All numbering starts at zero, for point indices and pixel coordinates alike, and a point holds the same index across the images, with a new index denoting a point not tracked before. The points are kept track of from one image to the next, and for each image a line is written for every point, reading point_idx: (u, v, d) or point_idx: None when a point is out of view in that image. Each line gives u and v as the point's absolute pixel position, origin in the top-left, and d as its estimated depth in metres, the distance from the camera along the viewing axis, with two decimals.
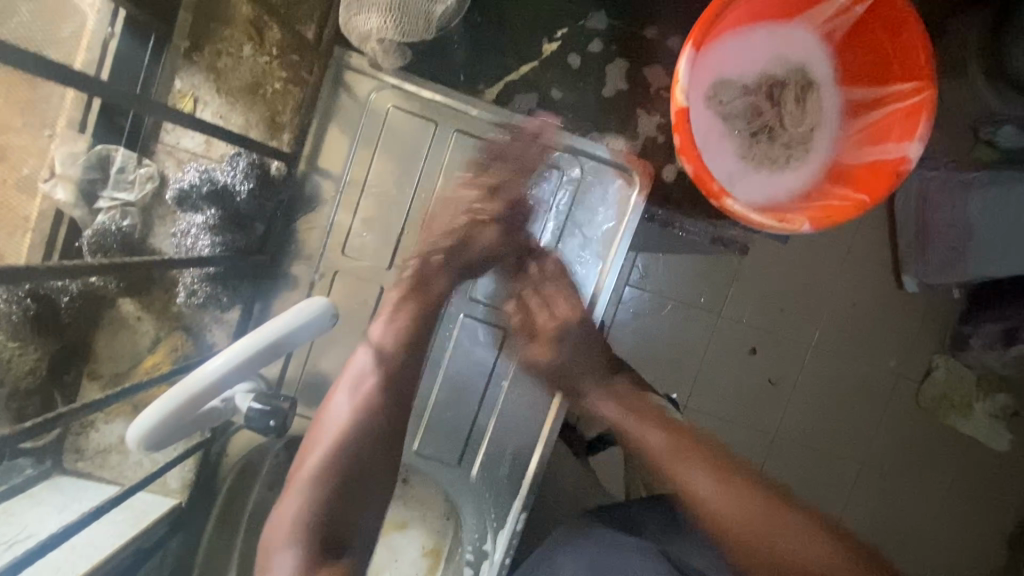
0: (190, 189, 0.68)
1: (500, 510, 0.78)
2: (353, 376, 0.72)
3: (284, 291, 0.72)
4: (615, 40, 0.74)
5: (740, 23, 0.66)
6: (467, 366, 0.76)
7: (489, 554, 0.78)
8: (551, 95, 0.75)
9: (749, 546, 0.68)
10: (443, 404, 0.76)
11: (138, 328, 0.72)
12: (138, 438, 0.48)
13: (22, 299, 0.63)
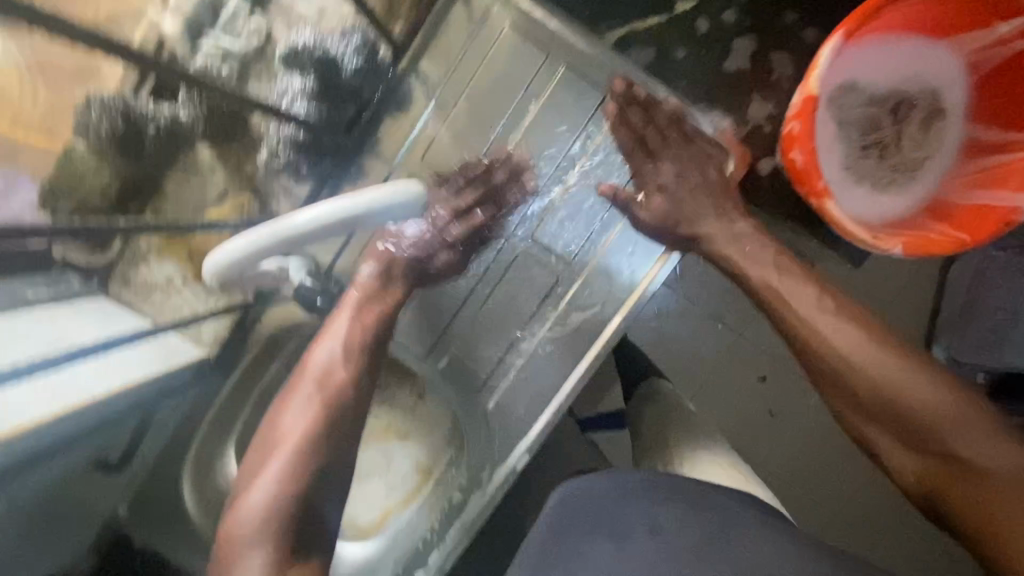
0: (303, 49, 0.68)
1: (502, 449, 0.78)
2: (318, 366, 0.67)
3: (356, 179, 0.74)
4: (752, 15, 0.71)
5: (886, 27, 0.63)
6: (506, 302, 0.77)
7: (482, 484, 0.78)
8: (671, 55, 0.72)
9: (883, 418, 0.64)
10: (476, 329, 0.78)
11: (210, 178, 0.73)
12: (214, 269, 0.49)
13: (112, 113, 0.64)
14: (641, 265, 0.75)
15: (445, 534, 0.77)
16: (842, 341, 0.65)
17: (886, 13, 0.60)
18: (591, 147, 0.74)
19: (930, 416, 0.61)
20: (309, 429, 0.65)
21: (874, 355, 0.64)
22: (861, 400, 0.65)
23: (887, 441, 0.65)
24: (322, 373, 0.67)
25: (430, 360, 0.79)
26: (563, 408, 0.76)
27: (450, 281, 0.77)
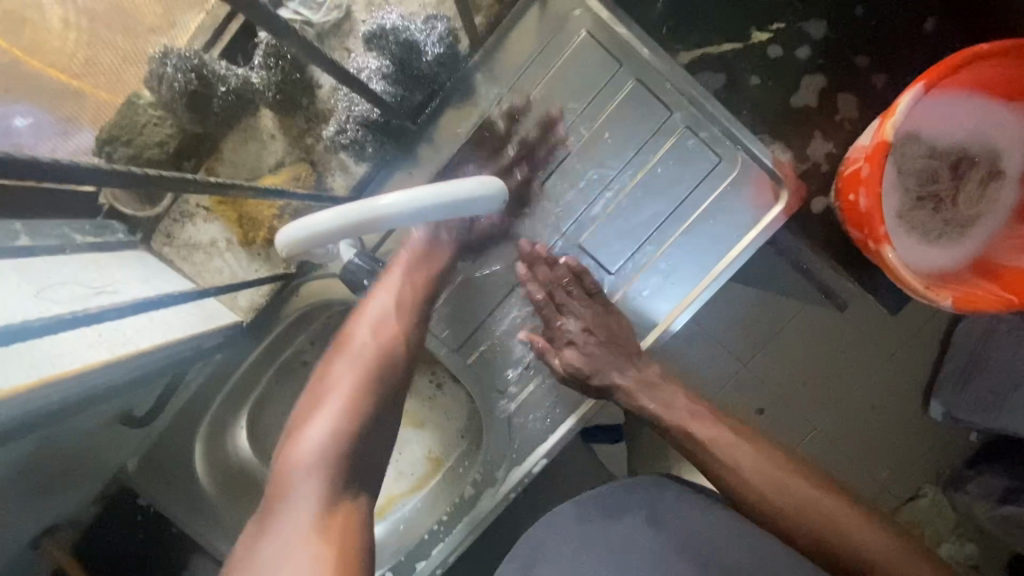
0: (388, 30, 0.69)
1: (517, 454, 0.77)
2: (374, 316, 0.67)
3: (407, 168, 0.71)
4: (825, 54, 0.72)
5: (964, 84, 0.64)
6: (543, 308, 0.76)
7: (497, 482, 0.77)
8: (740, 83, 0.73)
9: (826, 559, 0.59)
10: (506, 334, 0.76)
11: (269, 145, 0.72)
12: (295, 237, 0.50)
13: (187, 71, 0.65)
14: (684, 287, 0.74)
15: (452, 529, 0.77)
16: (808, 495, 0.61)
17: (965, 71, 0.61)
18: (652, 164, 0.72)
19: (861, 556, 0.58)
20: (360, 377, 0.62)
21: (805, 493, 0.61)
22: (813, 540, 0.60)
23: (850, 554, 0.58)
24: (381, 317, 0.67)
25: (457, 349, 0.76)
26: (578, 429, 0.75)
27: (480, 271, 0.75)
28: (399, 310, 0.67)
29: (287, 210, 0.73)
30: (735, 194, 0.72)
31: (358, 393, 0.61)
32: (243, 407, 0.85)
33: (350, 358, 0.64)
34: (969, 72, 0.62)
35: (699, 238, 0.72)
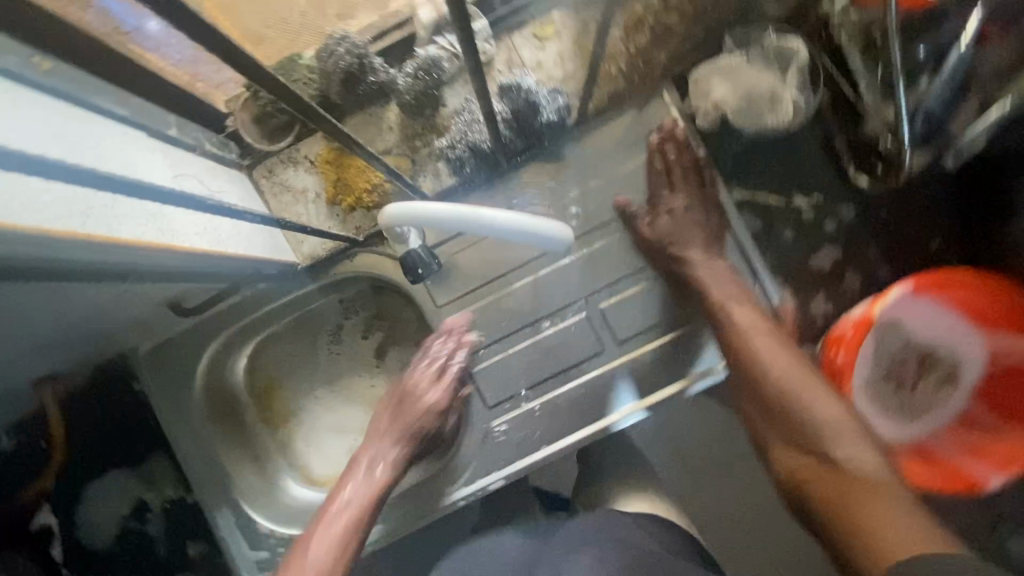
0: (518, 87, 0.82)
1: (474, 471, 0.83)
2: (351, 505, 0.76)
3: (487, 193, 0.84)
4: (851, 233, 0.85)
5: (955, 305, 0.76)
6: (539, 353, 0.84)
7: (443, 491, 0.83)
8: (775, 230, 0.87)
9: (789, 435, 0.66)
10: (508, 362, 0.84)
11: (386, 133, 0.85)
12: (398, 210, 0.64)
13: (353, 57, 0.80)
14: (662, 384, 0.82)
15: (391, 517, 0.84)
16: (824, 410, 0.65)
17: (947, 288, 0.75)
18: None
19: (823, 437, 0.63)
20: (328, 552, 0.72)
21: (814, 405, 0.65)
22: (801, 436, 0.65)
23: (786, 455, 0.65)
24: (330, 538, 0.73)
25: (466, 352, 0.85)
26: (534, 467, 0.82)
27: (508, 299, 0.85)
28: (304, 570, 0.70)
29: (379, 189, 0.86)
30: None
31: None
32: (257, 339, 0.94)
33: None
34: (959, 294, 0.75)
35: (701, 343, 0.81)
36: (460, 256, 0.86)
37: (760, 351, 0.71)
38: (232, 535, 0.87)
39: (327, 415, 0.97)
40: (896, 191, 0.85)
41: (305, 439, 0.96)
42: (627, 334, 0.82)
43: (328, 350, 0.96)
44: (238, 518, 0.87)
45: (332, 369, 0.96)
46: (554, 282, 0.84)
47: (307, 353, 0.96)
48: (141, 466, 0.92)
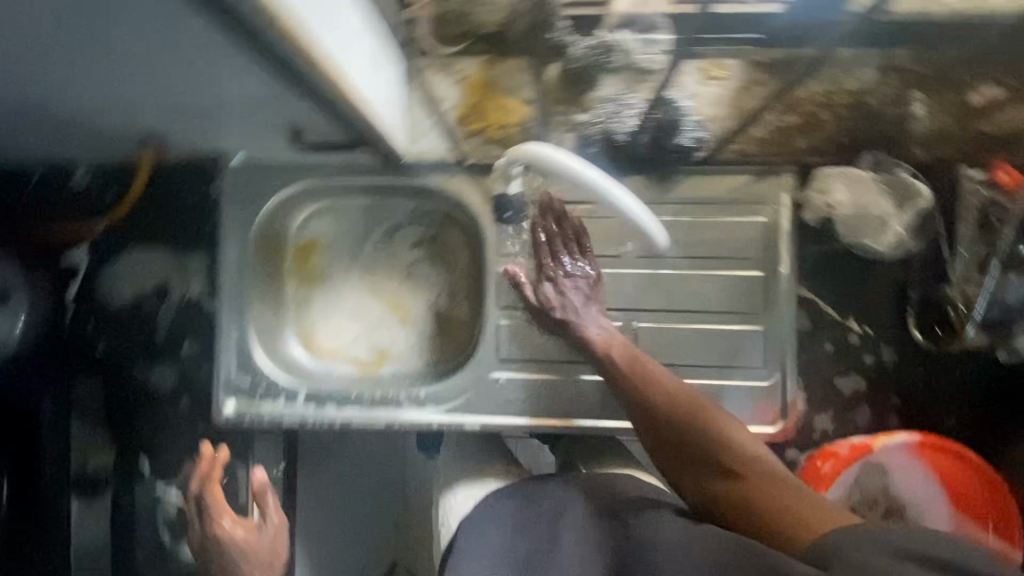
0: (676, 103, 0.88)
1: (458, 407, 0.93)
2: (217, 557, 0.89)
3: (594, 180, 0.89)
4: (884, 374, 0.89)
5: (930, 467, 0.82)
6: (564, 336, 0.92)
7: (425, 404, 0.94)
8: (821, 338, 0.91)
9: (685, 455, 0.75)
10: (534, 331, 0.92)
11: (535, 86, 0.90)
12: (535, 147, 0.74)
13: (546, 7, 0.84)
14: None
15: (376, 406, 0.94)
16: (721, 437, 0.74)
17: (943, 456, 0.82)
18: (714, 325, 0.90)
19: (721, 451, 0.73)
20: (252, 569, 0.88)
21: (708, 421, 0.75)
22: (692, 449, 0.74)
23: (686, 476, 0.74)
24: (254, 531, 0.89)
25: (499, 309, 0.93)
26: (506, 429, 0.92)
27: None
28: (252, 545, 0.88)
29: (505, 129, 0.90)
30: (739, 393, 0.90)
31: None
32: (329, 202, 1.01)
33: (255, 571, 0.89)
34: (935, 452, 0.82)
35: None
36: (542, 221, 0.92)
37: (658, 379, 0.80)
38: (229, 354, 0.95)
39: (348, 296, 1.04)
40: (936, 359, 0.89)
41: (320, 307, 1.03)
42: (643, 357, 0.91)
43: (380, 243, 1.03)
44: (242, 342, 0.95)
45: (376, 262, 1.04)
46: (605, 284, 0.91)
47: (363, 236, 1.03)
48: (181, 252, 0.97)
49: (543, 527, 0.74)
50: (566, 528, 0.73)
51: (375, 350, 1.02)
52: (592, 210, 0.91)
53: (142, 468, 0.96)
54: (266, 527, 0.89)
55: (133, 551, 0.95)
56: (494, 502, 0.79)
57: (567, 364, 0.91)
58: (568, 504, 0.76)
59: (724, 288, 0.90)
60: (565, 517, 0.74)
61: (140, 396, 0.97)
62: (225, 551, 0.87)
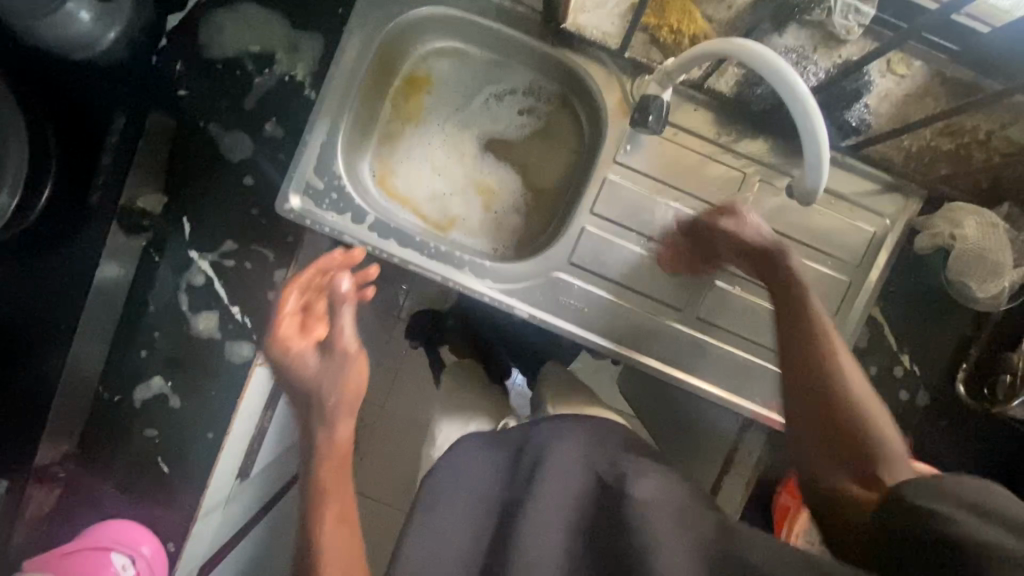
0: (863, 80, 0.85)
1: (515, 293, 0.91)
2: (302, 350, 0.76)
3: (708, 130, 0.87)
4: (913, 412, 0.92)
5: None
6: (640, 262, 0.90)
7: (480, 271, 0.91)
8: (871, 358, 0.93)
9: (817, 401, 0.71)
10: (616, 246, 0.90)
11: (722, 6, 0.85)
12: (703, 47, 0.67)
13: None
14: (683, 365, 0.91)
15: (431, 251, 0.91)
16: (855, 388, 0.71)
17: None
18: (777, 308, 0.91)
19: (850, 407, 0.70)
20: (330, 380, 0.74)
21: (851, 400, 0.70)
22: (825, 421, 0.71)
23: (819, 456, 0.70)
24: (336, 340, 0.76)
25: (590, 215, 0.90)
26: (555, 331, 0.91)
27: (656, 214, 0.90)
28: (311, 367, 0.75)
29: (674, 36, 0.85)
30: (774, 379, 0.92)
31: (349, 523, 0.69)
32: (457, 41, 0.96)
33: (336, 410, 0.74)
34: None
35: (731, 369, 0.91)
36: (667, 144, 0.89)
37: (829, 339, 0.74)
38: (310, 151, 0.89)
39: (437, 145, 1.00)
40: (960, 416, 0.92)
41: (405, 145, 0.99)
42: (701, 310, 0.91)
43: (488, 104, 0.99)
44: (327, 143, 0.89)
45: (474, 123, 1.00)
46: None
47: (474, 91, 0.99)
48: (296, 30, 0.91)
49: (527, 465, 0.74)
50: (547, 473, 0.71)
51: (446, 211, 0.99)
52: (716, 154, 0.90)
53: (182, 230, 0.93)
54: (332, 355, 0.76)
55: (150, 303, 0.95)
56: (487, 441, 0.81)
57: (631, 290, 0.91)
58: (554, 447, 0.75)
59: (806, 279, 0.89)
60: (550, 460, 0.72)
61: (205, 157, 0.93)
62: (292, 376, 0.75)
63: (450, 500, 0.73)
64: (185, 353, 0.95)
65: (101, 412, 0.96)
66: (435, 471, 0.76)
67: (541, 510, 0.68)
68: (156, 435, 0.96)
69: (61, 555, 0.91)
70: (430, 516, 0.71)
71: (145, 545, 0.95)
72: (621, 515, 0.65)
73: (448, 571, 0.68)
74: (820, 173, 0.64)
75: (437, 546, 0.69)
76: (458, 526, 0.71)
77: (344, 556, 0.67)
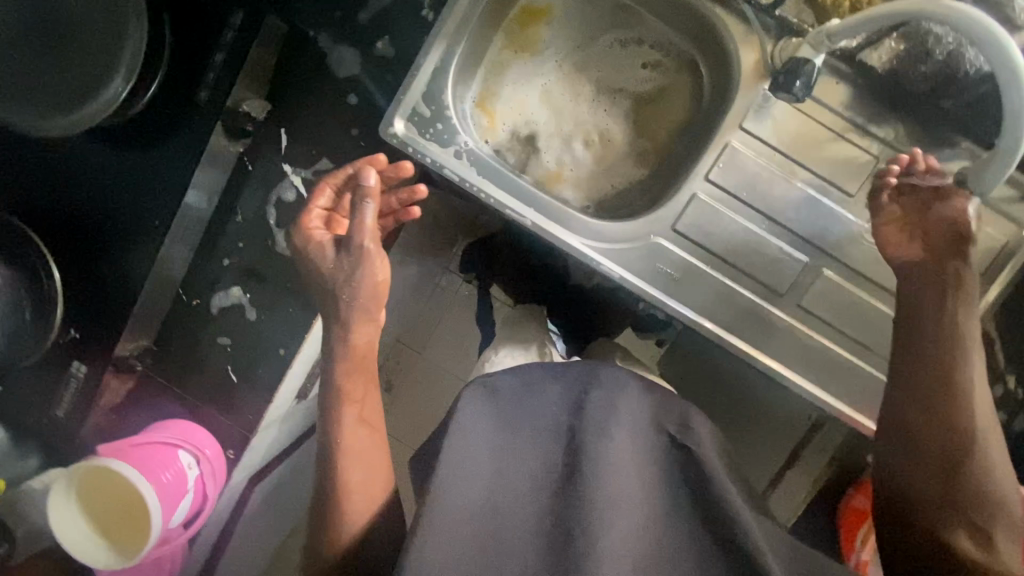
0: None
1: (611, 253, 0.87)
2: (320, 245, 0.75)
3: (819, 107, 0.83)
4: (1006, 434, 0.88)
5: None
6: (746, 239, 0.86)
7: (580, 228, 0.88)
8: (974, 372, 0.88)
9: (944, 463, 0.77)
10: (728, 218, 0.85)
11: None
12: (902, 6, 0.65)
13: None
14: (776, 355, 0.87)
15: (533, 196, 0.88)
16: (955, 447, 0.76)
17: None
18: (886, 307, 0.86)
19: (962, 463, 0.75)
20: (362, 283, 0.72)
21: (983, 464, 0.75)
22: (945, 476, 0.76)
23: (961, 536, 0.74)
24: (352, 235, 0.72)
25: (703, 181, 0.85)
26: (644, 297, 0.87)
27: (774, 189, 0.84)
28: (327, 265, 0.74)
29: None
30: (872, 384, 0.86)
31: (371, 448, 0.72)
32: None
33: (354, 310, 0.73)
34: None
35: (831, 367, 0.86)
36: (803, 116, 0.83)
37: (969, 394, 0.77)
38: (422, 74, 0.85)
39: (547, 85, 0.98)
40: None
41: (512, 81, 0.96)
42: (802, 297, 0.86)
43: (611, 49, 0.97)
44: (442, 69, 0.85)
45: (591, 67, 0.98)
46: (820, 213, 0.84)
47: (597, 33, 0.96)
48: None
49: (595, 409, 0.69)
50: (618, 423, 0.68)
51: (546, 161, 0.97)
52: (853, 135, 0.83)
53: (279, 141, 0.90)
54: (351, 253, 0.72)
55: (238, 212, 0.91)
56: (535, 368, 0.74)
57: (734, 267, 0.86)
58: (623, 397, 0.72)
59: None
60: (621, 412, 0.70)
61: (311, 70, 0.90)
62: (309, 262, 0.76)
63: (501, 418, 0.68)
64: (266, 267, 0.92)
65: (176, 317, 0.94)
66: (484, 389, 0.70)
67: (614, 456, 0.65)
68: (230, 343, 0.94)
69: (131, 444, 0.92)
70: (484, 428, 0.66)
71: (208, 448, 0.93)
72: (705, 476, 0.66)
73: (509, 484, 0.64)
74: (1001, 166, 0.67)
75: (488, 469, 0.64)
76: (514, 449, 0.66)
77: (367, 465, 0.71)
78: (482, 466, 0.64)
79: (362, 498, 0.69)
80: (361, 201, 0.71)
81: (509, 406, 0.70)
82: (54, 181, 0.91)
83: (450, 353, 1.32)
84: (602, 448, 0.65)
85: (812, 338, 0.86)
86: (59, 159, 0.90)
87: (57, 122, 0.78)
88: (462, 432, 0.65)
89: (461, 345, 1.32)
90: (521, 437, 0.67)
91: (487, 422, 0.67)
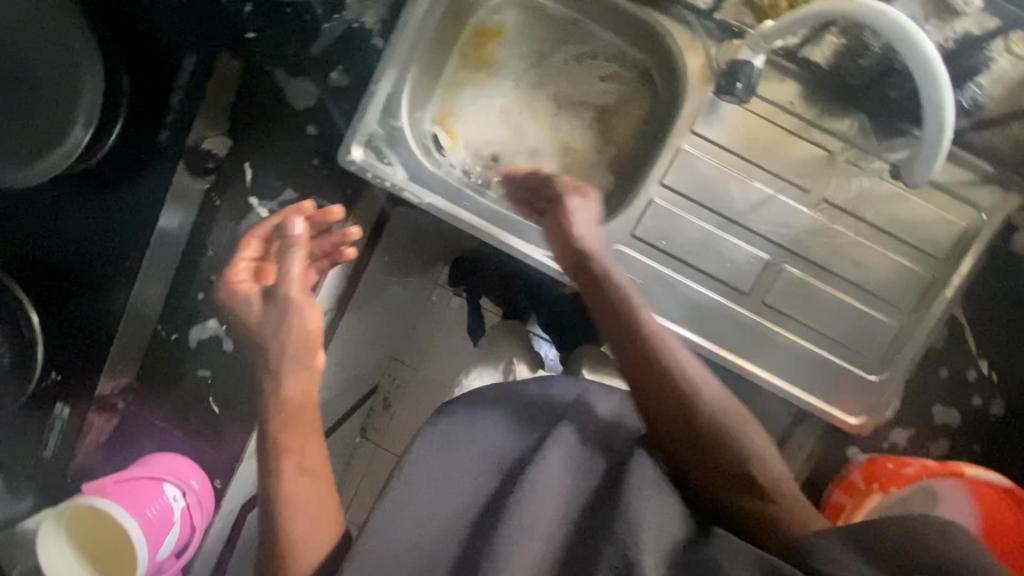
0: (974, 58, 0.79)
1: None
2: (246, 297, 0.78)
3: (768, 106, 0.84)
4: (981, 418, 0.88)
5: (974, 492, 0.80)
6: (704, 242, 0.86)
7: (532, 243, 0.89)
8: (944, 357, 0.88)
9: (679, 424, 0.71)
10: (684, 221, 0.86)
11: None
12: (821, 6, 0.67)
13: None
14: (744, 354, 0.87)
15: (492, 213, 0.89)
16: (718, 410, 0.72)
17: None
18: (851, 299, 0.86)
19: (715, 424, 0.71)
20: (294, 329, 0.75)
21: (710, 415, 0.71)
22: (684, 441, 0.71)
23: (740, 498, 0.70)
24: (281, 285, 0.77)
25: (659, 186, 0.86)
26: None
27: (727, 190, 0.85)
28: (252, 318, 0.77)
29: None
30: (842, 376, 0.86)
31: (314, 494, 0.71)
32: None
33: (285, 361, 0.74)
34: (971, 481, 0.80)
35: (800, 363, 0.87)
36: (752, 115, 0.84)
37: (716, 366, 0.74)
38: (376, 101, 0.86)
39: (505, 101, 0.98)
40: None
41: (471, 100, 0.97)
42: (766, 295, 0.86)
43: (568, 63, 0.96)
44: (395, 95, 0.87)
45: (547, 82, 0.98)
46: (777, 211, 0.85)
47: (550, 48, 0.97)
48: None
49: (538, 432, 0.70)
50: (559, 443, 0.68)
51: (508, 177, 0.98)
52: (803, 131, 0.84)
53: (244, 177, 0.92)
54: (277, 303, 0.76)
55: (207, 248, 0.92)
56: (489, 391, 0.76)
57: (694, 270, 0.87)
58: (566, 421, 0.71)
59: (885, 271, 0.84)
60: (567, 431, 0.70)
61: (271, 104, 0.93)
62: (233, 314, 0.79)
63: (447, 446, 0.71)
64: None
65: (154, 353, 0.96)
66: (436, 419, 0.73)
67: (550, 479, 0.65)
68: (208, 376, 0.95)
69: (120, 478, 0.93)
70: (420, 464, 0.68)
71: (194, 479, 0.94)
72: (629, 496, 0.64)
73: (439, 519, 0.66)
74: (936, 155, 0.67)
75: (428, 495, 0.67)
76: (457, 471, 0.69)
77: (309, 511, 0.70)
78: (421, 493, 0.67)
79: (307, 544, 0.69)
80: (289, 251, 0.77)
81: (460, 429, 0.72)
82: (31, 228, 0.94)
83: (435, 369, 1.33)
84: (538, 471, 0.65)
85: (778, 336, 0.87)
86: (34, 207, 0.94)
87: (6, 176, 0.81)
88: (405, 461, 0.68)
89: (445, 361, 1.33)
90: (466, 458, 0.70)
91: (435, 446, 0.70)
